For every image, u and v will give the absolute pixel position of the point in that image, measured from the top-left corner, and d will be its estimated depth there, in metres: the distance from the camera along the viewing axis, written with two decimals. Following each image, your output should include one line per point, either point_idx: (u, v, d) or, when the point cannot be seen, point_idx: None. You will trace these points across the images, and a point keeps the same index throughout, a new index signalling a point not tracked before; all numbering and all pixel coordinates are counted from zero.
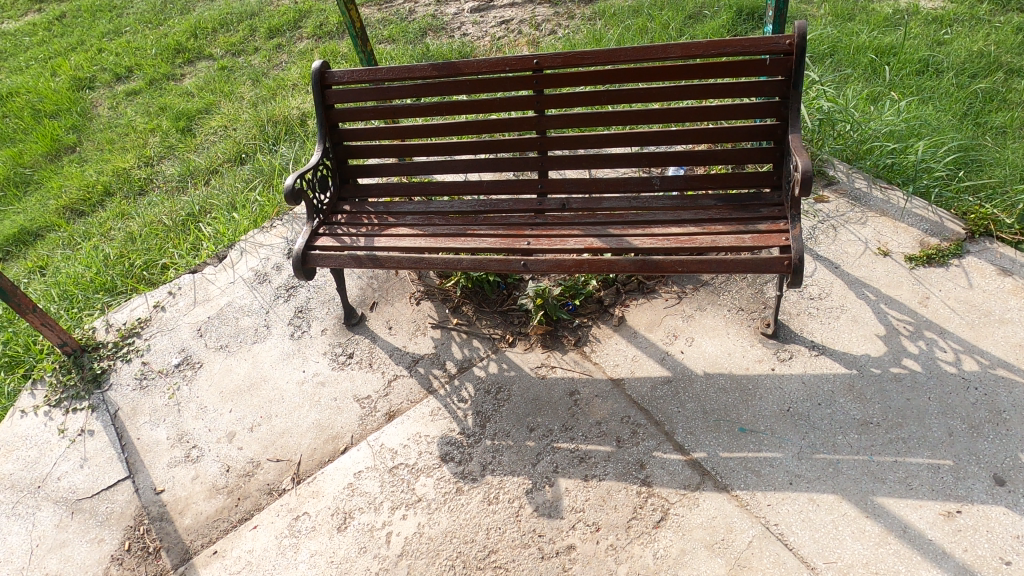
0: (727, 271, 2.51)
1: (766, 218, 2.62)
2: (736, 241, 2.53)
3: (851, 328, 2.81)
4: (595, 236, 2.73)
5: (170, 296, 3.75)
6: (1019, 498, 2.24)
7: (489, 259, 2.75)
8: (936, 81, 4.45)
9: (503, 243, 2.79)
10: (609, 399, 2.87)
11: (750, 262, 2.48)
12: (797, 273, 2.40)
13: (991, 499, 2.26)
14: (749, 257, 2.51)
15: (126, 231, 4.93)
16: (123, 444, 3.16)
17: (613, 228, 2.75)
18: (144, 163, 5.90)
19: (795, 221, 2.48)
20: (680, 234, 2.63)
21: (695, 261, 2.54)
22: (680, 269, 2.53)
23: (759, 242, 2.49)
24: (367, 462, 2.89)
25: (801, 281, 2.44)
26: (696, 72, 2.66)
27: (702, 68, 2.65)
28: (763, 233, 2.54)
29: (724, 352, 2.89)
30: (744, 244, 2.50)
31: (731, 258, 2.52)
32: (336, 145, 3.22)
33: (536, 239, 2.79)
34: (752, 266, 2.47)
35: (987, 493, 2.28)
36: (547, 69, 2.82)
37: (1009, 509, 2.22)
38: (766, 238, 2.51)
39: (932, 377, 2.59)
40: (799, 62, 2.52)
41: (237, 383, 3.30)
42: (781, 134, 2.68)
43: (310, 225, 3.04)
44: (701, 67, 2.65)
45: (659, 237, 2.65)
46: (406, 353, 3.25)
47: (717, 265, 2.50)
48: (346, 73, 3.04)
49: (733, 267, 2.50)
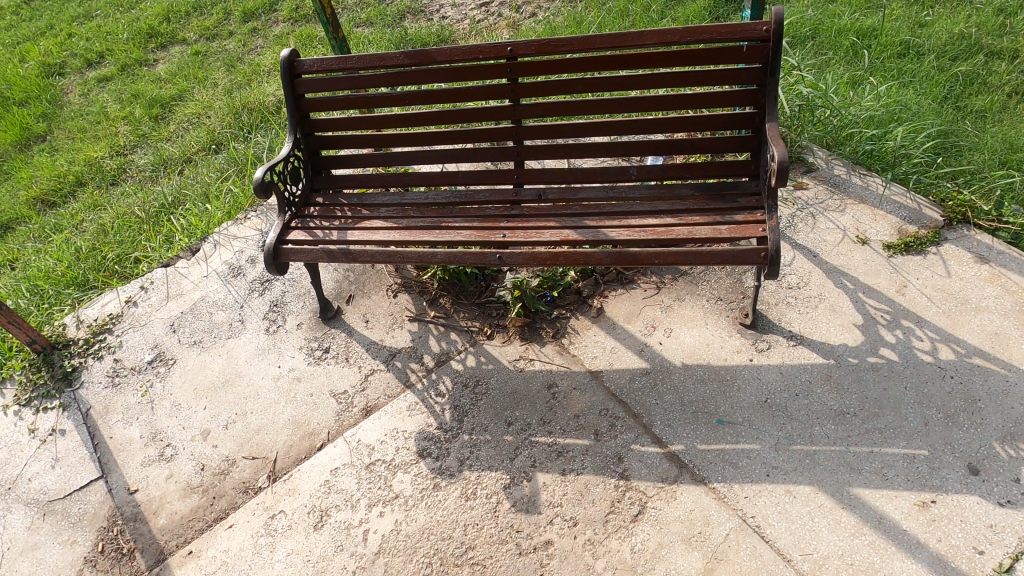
0: (704, 261, 2.47)
1: (742, 208, 2.58)
2: (713, 231, 2.49)
3: (828, 318, 2.80)
4: (572, 227, 2.68)
5: (142, 291, 3.67)
6: (993, 487, 2.25)
7: (464, 253, 2.70)
8: (917, 63, 4.42)
9: (478, 236, 2.74)
10: (587, 392, 2.85)
11: (726, 253, 2.45)
12: (774, 264, 2.37)
13: (965, 488, 2.27)
14: (726, 247, 2.47)
15: (98, 223, 4.82)
16: (95, 444, 3.11)
17: (589, 219, 2.71)
18: (117, 152, 5.77)
19: (772, 212, 2.45)
20: (657, 225, 2.59)
21: (672, 252, 2.50)
22: (657, 261, 2.50)
23: (735, 233, 2.46)
24: (344, 459, 2.86)
25: (778, 272, 2.41)
26: (673, 59, 2.61)
27: (679, 55, 2.60)
28: (741, 224, 2.50)
29: (702, 343, 2.87)
30: (721, 235, 2.46)
31: (708, 248, 2.48)
32: (307, 136, 3.13)
33: (511, 231, 2.74)
34: (729, 257, 2.44)
35: (961, 482, 2.28)
36: (522, 57, 2.75)
37: (983, 498, 2.23)
38: (742, 228, 2.48)
39: (909, 367, 2.59)
40: (777, 49, 2.47)
41: (211, 379, 3.25)
42: (759, 122, 2.65)
43: (282, 219, 2.98)
44: (678, 54, 2.60)
45: (635, 228, 2.61)
46: (383, 347, 3.21)
47: (694, 256, 2.47)
48: (316, 61, 2.95)
49: (709, 258, 2.46)
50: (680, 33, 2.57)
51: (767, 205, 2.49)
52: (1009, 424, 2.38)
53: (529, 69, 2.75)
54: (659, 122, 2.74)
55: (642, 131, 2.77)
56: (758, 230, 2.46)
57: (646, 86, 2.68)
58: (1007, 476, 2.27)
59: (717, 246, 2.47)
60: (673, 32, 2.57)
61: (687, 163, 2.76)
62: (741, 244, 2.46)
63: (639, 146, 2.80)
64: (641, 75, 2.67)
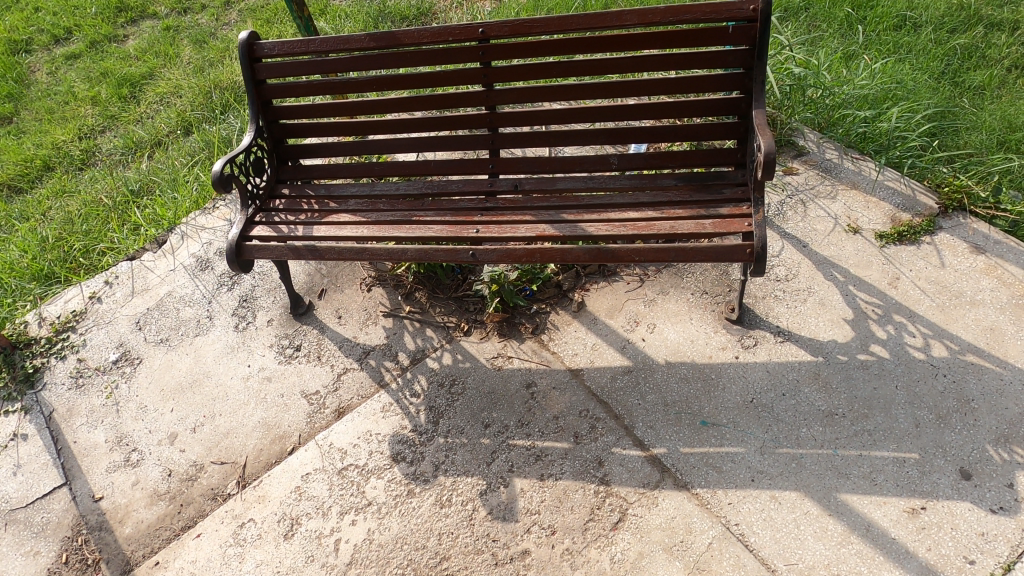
0: (687, 259, 2.34)
1: (729, 200, 2.44)
2: (696, 227, 2.35)
3: (817, 312, 2.68)
4: (549, 222, 2.54)
5: (106, 286, 3.52)
6: (985, 492, 2.16)
7: (435, 251, 2.56)
8: (913, 36, 4.25)
9: (450, 231, 2.60)
10: (566, 392, 2.74)
11: (710, 250, 2.32)
12: (759, 261, 2.24)
13: (956, 494, 2.18)
14: (710, 244, 2.34)
15: (65, 210, 4.63)
16: (59, 449, 3.00)
17: (567, 212, 2.56)
18: (86, 134, 5.54)
19: (758, 205, 2.32)
20: (638, 219, 2.45)
21: (653, 249, 2.37)
22: (637, 258, 2.37)
23: (720, 228, 2.32)
24: (316, 463, 2.75)
25: (764, 269, 2.28)
26: (655, 41, 2.44)
27: (661, 36, 2.43)
28: (725, 218, 2.36)
29: (687, 339, 2.75)
30: (705, 231, 2.33)
31: (691, 245, 2.35)
32: (270, 124, 2.96)
33: (485, 226, 2.60)
34: (713, 255, 2.31)
35: (953, 488, 2.19)
36: (495, 39, 2.58)
37: (975, 505, 2.14)
38: (728, 224, 2.34)
39: (900, 365, 2.49)
40: (765, 30, 2.31)
41: (179, 380, 3.12)
42: (745, 108, 2.49)
43: (245, 213, 2.82)
44: (659, 35, 2.43)
45: (615, 222, 2.47)
46: (357, 344, 3.08)
47: (676, 253, 2.34)
48: (277, 44, 2.77)
49: (693, 255, 2.33)
50: (662, 13, 2.40)
51: (753, 198, 2.35)
52: (1002, 425, 2.29)
53: (502, 52, 2.58)
54: (641, 108, 2.58)
55: (624, 117, 2.61)
56: (744, 225, 2.33)
57: (627, 69, 2.51)
58: (1000, 481, 2.18)
59: (701, 243, 2.34)
60: (654, 12, 2.40)
61: (671, 150, 2.61)
62: (725, 240, 2.32)
63: (620, 134, 2.64)
64: (621, 58, 2.50)
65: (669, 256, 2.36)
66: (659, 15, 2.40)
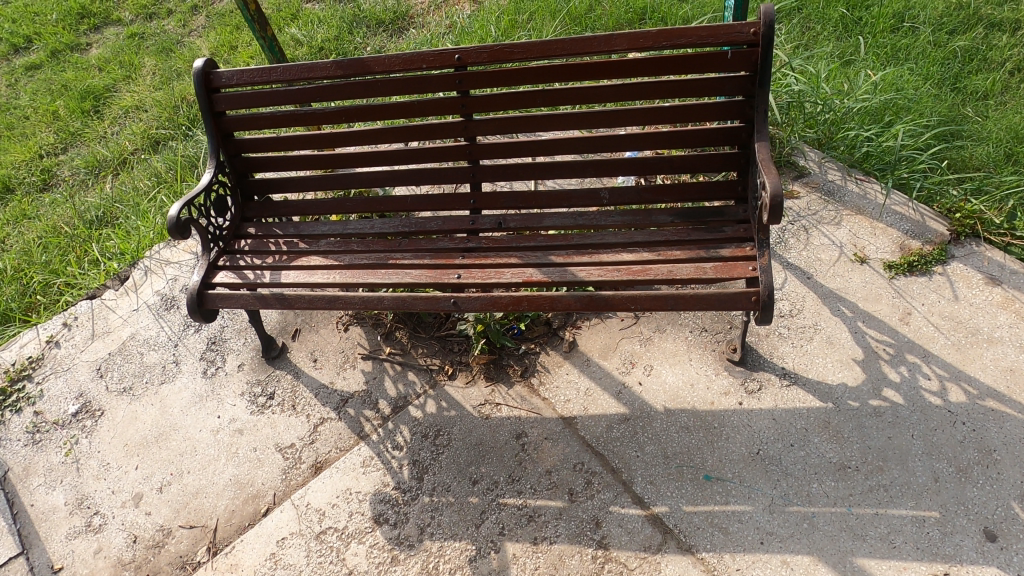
0: (686, 307, 2.15)
1: (731, 241, 2.25)
2: (696, 270, 2.16)
3: (825, 352, 2.51)
4: (536, 264, 2.34)
5: (65, 329, 3.29)
6: (1012, 556, 1.98)
7: (412, 299, 2.36)
8: (912, 38, 4.06)
9: (428, 276, 2.38)
10: (559, 443, 2.55)
11: (710, 297, 2.13)
12: (766, 310, 2.05)
13: (982, 558, 2.00)
14: (711, 290, 2.15)
15: (23, 237, 4.36)
16: (14, 513, 2.77)
17: (556, 254, 2.36)
18: (46, 151, 5.25)
19: (763, 247, 2.14)
20: (633, 262, 2.25)
21: (649, 297, 2.17)
22: (633, 306, 2.17)
23: (722, 274, 2.13)
24: (292, 527, 2.54)
25: (771, 317, 2.09)
26: (646, 67, 2.23)
27: (652, 63, 2.22)
28: (727, 261, 2.17)
29: (686, 384, 2.58)
30: (706, 277, 2.13)
31: (690, 292, 2.16)
32: (232, 158, 2.72)
33: (467, 269, 2.39)
34: (715, 303, 2.13)
35: (978, 551, 2.01)
36: (472, 67, 2.36)
37: (1002, 571, 1.96)
38: (730, 268, 2.15)
39: (915, 412, 2.32)
40: (768, 55, 2.11)
41: (143, 434, 2.91)
42: (746, 137, 2.29)
43: (206, 257, 2.59)
44: (651, 61, 2.22)
45: (608, 266, 2.27)
46: (334, 391, 2.88)
47: (675, 301, 2.15)
48: (234, 73, 2.53)
49: (692, 303, 2.14)
50: (653, 37, 2.19)
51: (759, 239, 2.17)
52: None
53: (480, 80, 2.36)
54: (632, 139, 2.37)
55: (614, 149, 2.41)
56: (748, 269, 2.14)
57: (616, 98, 2.30)
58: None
59: (701, 288, 2.15)
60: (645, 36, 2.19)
61: (665, 183, 2.41)
62: (728, 286, 2.13)
63: (610, 166, 2.43)
64: (610, 86, 2.29)
65: (666, 304, 2.17)
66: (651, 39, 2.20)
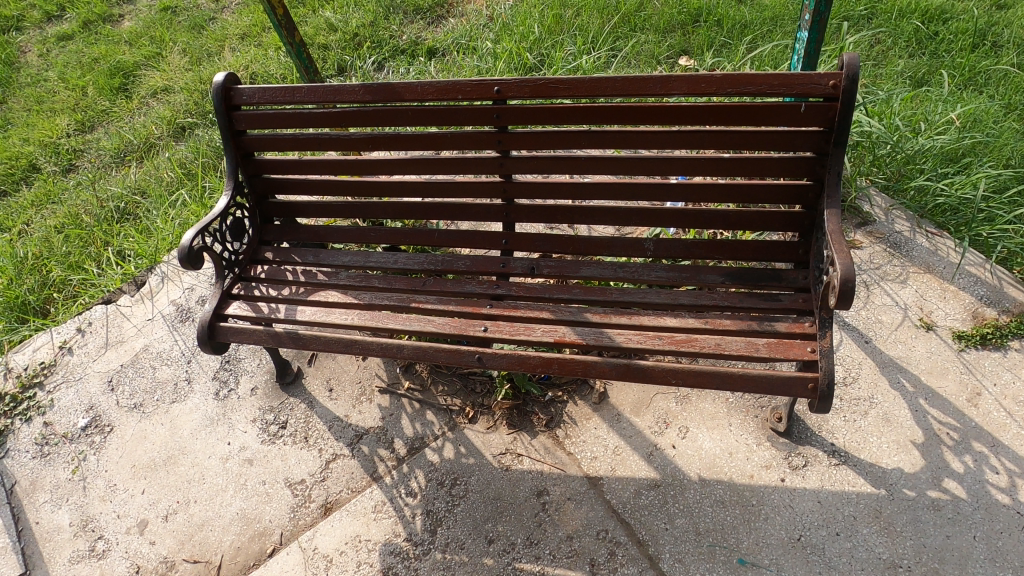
0: (734, 385, 1.94)
1: (788, 312, 2.04)
2: (747, 344, 1.94)
3: (881, 431, 2.29)
4: (570, 322, 2.14)
5: (78, 335, 3.20)
6: None
7: (435, 350, 2.19)
8: (994, 58, 3.70)
9: (452, 325, 2.20)
10: (583, 505, 2.36)
11: (762, 376, 1.91)
12: (824, 400, 1.84)
13: None
14: (763, 367, 1.93)
15: (44, 223, 4.27)
16: (18, 530, 2.71)
17: (592, 312, 2.16)
18: (74, 130, 5.15)
19: (824, 328, 1.92)
20: (677, 330, 2.04)
21: (694, 373, 1.97)
22: (674, 380, 1.98)
23: (777, 353, 1.91)
24: (297, 572, 2.40)
25: (828, 407, 1.88)
26: (707, 114, 2.00)
27: (714, 110, 1.98)
28: (783, 337, 1.96)
29: (724, 451, 2.38)
30: (758, 354, 1.91)
31: (740, 369, 1.94)
32: (252, 178, 2.56)
33: (495, 320, 2.20)
34: (767, 384, 1.91)
35: None
36: (512, 101, 2.15)
37: None
38: (786, 345, 1.93)
39: (979, 509, 2.06)
40: (847, 113, 1.86)
41: (152, 455, 2.81)
42: (813, 198, 2.06)
43: (220, 285, 2.44)
44: (712, 107, 1.99)
45: (650, 332, 2.06)
46: (348, 426, 2.75)
47: (721, 378, 1.95)
48: (256, 92, 2.35)
49: (741, 381, 1.93)
50: (717, 82, 1.96)
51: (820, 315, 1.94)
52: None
53: (520, 116, 2.15)
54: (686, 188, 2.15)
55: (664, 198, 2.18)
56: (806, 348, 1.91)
57: (671, 144, 2.07)
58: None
59: (751, 366, 1.93)
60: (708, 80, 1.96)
61: (718, 238, 2.18)
62: (782, 365, 1.91)
63: (659, 215, 2.21)
64: (665, 131, 2.06)
65: (713, 381, 1.96)
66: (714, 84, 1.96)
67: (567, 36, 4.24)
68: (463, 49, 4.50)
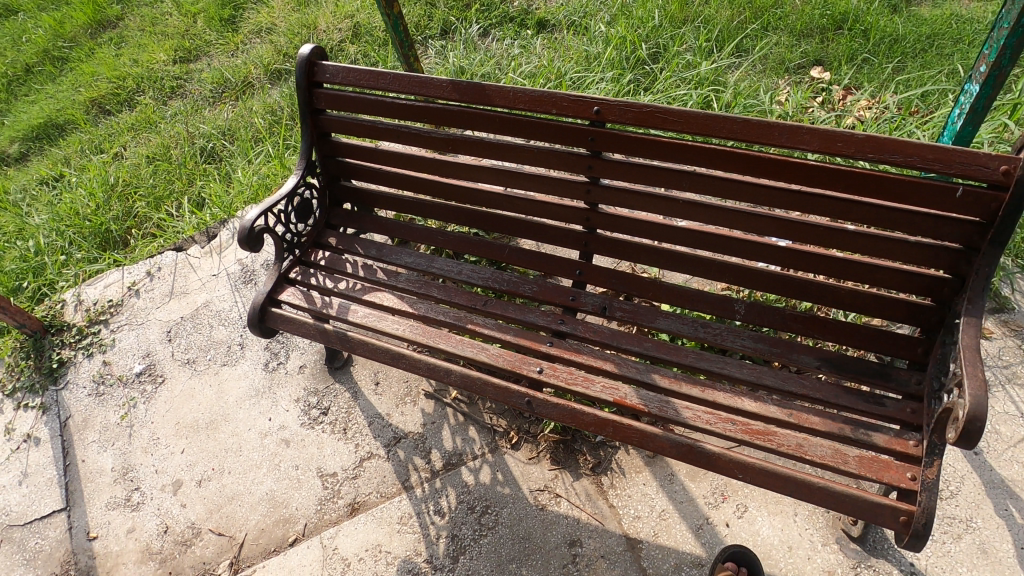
0: (812, 497, 1.66)
1: (892, 421, 1.73)
2: (835, 454, 1.66)
3: (974, 563, 1.97)
4: (635, 382, 1.92)
5: (147, 278, 3.25)
6: None
7: (483, 384, 2.02)
8: None
9: (506, 360, 2.02)
10: (616, 568, 2.16)
11: (846, 496, 1.63)
12: (919, 538, 1.53)
13: None
14: (850, 485, 1.65)
15: (138, 150, 4.34)
16: (65, 465, 2.81)
17: (661, 374, 1.93)
18: (180, 57, 5.20)
19: (934, 453, 1.61)
20: (754, 417, 1.79)
21: (767, 472, 1.71)
22: (740, 475, 1.73)
23: (868, 473, 1.62)
24: (315, 569, 2.36)
25: (921, 547, 1.57)
26: (835, 178, 1.69)
27: (845, 174, 1.68)
28: (879, 454, 1.67)
29: (783, 543, 2.13)
30: (847, 470, 1.63)
31: (821, 480, 1.67)
32: (326, 159, 2.42)
33: (552, 363, 2.01)
34: (852, 506, 1.62)
35: None
36: (610, 124, 1.89)
37: None
38: (882, 466, 1.64)
39: None
40: (1016, 208, 1.51)
41: (196, 416, 2.82)
42: (948, 295, 1.73)
43: (278, 267, 2.35)
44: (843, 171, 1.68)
45: (723, 413, 1.81)
46: (388, 425, 2.66)
47: (795, 485, 1.68)
48: (340, 71, 2.19)
49: (820, 495, 1.65)
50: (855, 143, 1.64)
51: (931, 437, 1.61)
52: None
53: (617, 143, 1.89)
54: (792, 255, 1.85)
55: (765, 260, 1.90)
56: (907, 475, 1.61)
57: (784, 204, 1.78)
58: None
59: (836, 481, 1.65)
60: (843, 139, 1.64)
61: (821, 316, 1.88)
62: (874, 488, 1.62)
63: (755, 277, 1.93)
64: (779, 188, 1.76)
65: (787, 487, 1.70)
66: (850, 145, 1.64)
67: (690, 27, 3.84)
68: (575, 25, 4.16)
